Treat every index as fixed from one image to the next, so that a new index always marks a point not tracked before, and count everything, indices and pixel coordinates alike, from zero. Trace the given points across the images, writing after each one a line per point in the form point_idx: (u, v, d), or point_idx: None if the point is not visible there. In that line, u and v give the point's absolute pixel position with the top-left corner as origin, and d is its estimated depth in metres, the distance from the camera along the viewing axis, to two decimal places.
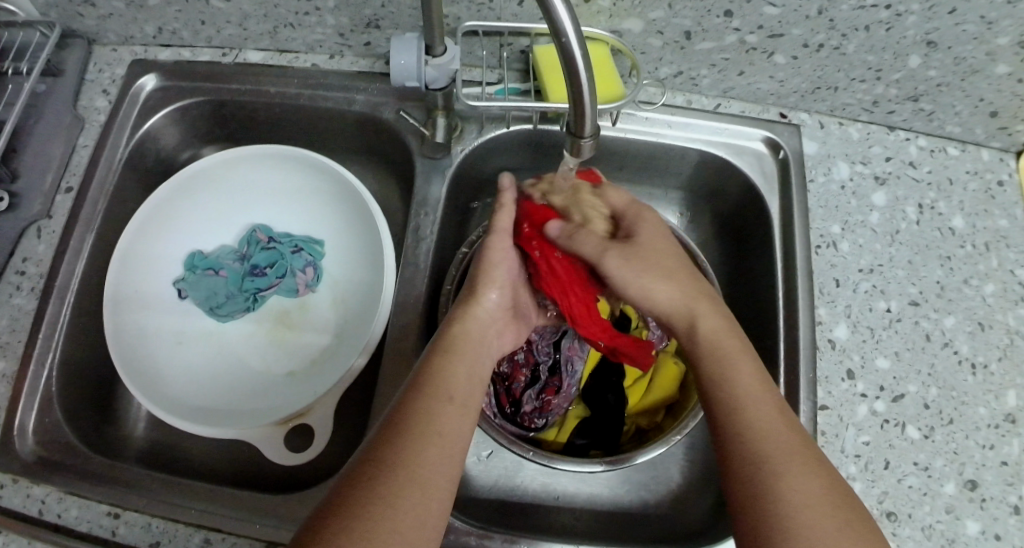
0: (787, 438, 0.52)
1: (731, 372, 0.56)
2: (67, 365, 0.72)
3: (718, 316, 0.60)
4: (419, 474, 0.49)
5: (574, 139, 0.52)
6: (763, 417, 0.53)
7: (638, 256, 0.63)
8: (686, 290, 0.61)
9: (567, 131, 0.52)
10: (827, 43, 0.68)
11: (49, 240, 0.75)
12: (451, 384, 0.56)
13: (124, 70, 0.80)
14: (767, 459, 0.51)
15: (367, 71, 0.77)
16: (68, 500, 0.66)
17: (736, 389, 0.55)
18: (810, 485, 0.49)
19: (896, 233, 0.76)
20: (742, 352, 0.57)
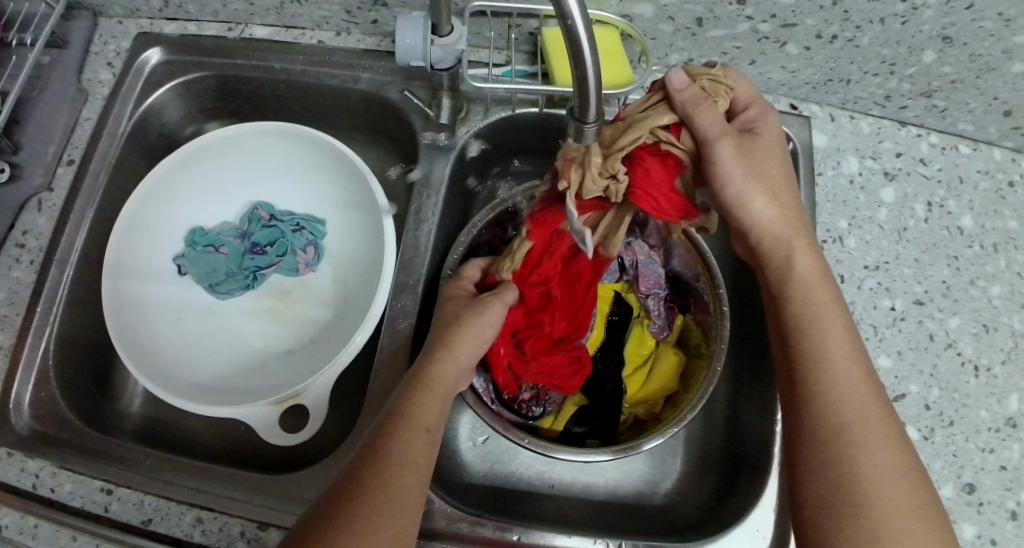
0: (870, 408, 0.53)
1: (822, 330, 0.56)
2: (65, 338, 0.71)
3: (814, 259, 0.59)
4: (377, 513, 0.51)
5: (578, 125, 0.51)
6: (851, 383, 0.54)
7: (752, 161, 0.58)
8: (787, 211, 0.60)
9: (570, 115, 0.51)
10: (841, 35, 0.67)
11: (49, 213, 0.74)
12: (413, 427, 0.56)
13: (129, 42, 0.80)
14: (852, 427, 0.52)
15: (374, 49, 0.76)
16: (62, 475, 0.66)
17: (824, 350, 0.55)
18: (889, 460, 0.51)
19: (904, 230, 0.75)
20: (833, 307, 0.57)
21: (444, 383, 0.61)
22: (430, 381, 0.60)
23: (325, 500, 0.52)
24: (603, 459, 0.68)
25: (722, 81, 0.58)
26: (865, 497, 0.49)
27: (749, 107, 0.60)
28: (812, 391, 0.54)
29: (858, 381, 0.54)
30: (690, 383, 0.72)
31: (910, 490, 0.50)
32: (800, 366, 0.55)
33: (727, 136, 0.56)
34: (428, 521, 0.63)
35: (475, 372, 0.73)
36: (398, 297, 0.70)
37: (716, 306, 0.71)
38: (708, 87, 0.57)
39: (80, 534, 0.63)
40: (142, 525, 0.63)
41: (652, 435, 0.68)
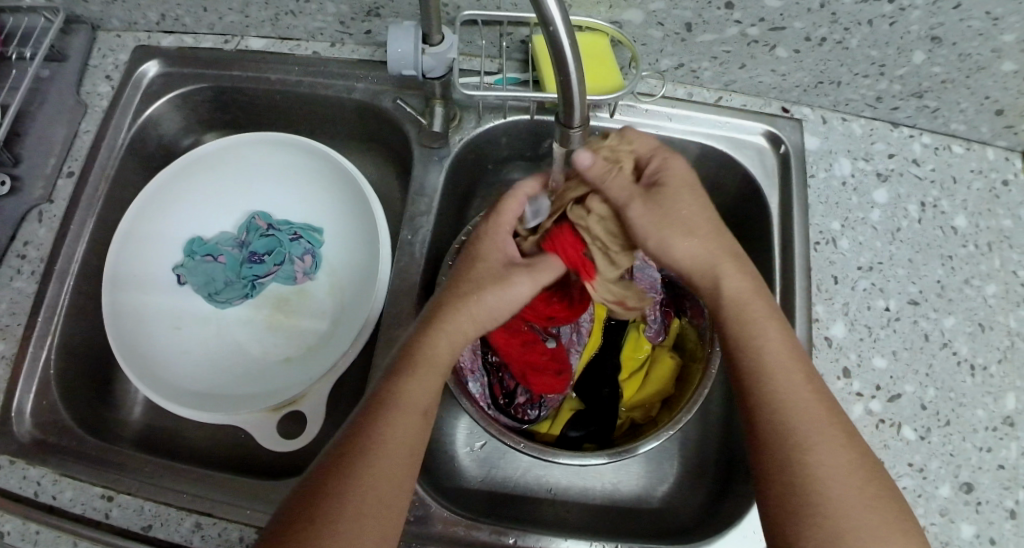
0: (818, 418, 0.53)
1: (764, 345, 0.55)
2: (66, 347, 0.72)
3: (746, 277, 0.57)
4: (359, 513, 0.51)
5: (564, 132, 0.52)
6: (800, 396, 0.53)
7: (661, 212, 0.56)
8: (713, 243, 0.57)
9: (557, 121, 0.52)
10: (830, 37, 0.67)
11: (50, 224, 0.75)
12: (403, 415, 0.55)
13: (127, 56, 0.81)
14: (798, 435, 0.52)
15: (367, 59, 0.77)
16: (62, 481, 0.66)
17: (769, 363, 0.54)
18: (842, 468, 0.51)
19: (897, 231, 0.75)
20: (772, 320, 0.56)
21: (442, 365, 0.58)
22: (431, 370, 0.57)
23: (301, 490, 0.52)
24: (600, 462, 0.68)
25: (620, 145, 0.59)
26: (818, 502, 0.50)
27: (653, 156, 0.59)
28: (760, 406, 0.54)
29: (806, 391, 0.54)
30: (685, 386, 0.73)
31: (867, 497, 0.50)
32: (747, 385, 0.55)
33: (627, 200, 0.57)
34: (424, 525, 0.64)
35: (471, 379, 0.73)
36: (394, 303, 0.70)
37: (710, 309, 0.72)
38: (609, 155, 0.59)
39: (81, 540, 0.64)
40: (142, 531, 0.64)
41: (646, 438, 0.68)
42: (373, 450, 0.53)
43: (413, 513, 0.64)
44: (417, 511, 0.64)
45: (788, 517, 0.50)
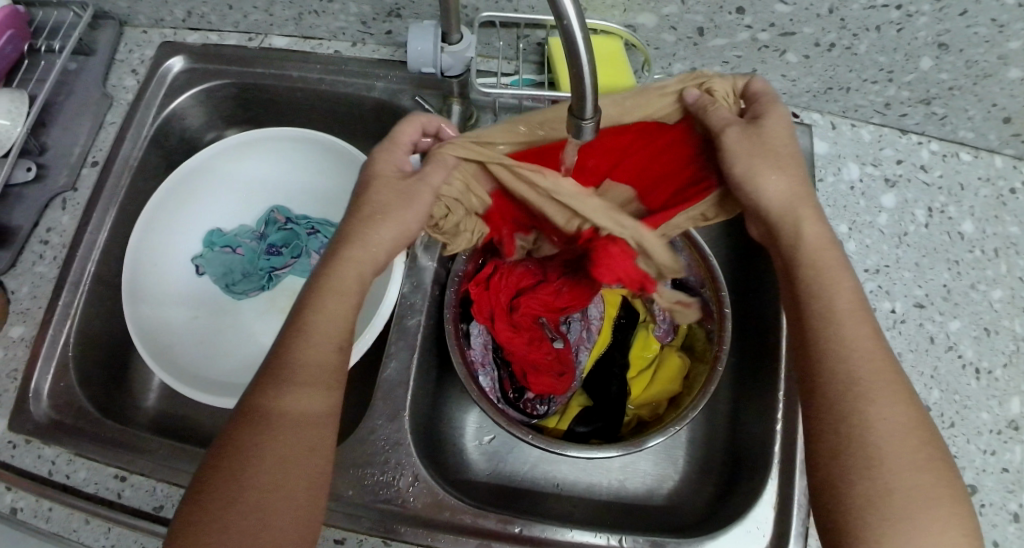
0: (879, 368, 0.53)
1: (827, 294, 0.56)
2: (84, 331, 0.74)
3: (820, 226, 0.58)
4: (250, 515, 0.50)
5: (576, 122, 0.53)
6: (862, 346, 0.54)
7: (756, 148, 0.58)
8: (795, 184, 0.58)
9: (569, 111, 0.53)
10: (839, 43, 0.69)
11: (73, 211, 0.77)
12: (284, 416, 0.53)
13: (152, 51, 0.83)
14: (863, 380, 0.53)
15: (387, 58, 0.79)
16: (77, 461, 0.68)
17: (834, 311, 0.56)
18: (897, 417, 0.52)
19: (904, 235, 0.76)
20: (840, 271, 0.57)
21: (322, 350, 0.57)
22: (311, 356, 0.56)
23: (195, 483, 0.52)
24: (610, 456, 0.68)
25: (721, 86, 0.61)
26: (875, 449, 0.51)
27: (763, 98, 0.60)
28: (824, 351, 0.55)
29: (867, 342, 0.55)
30: (692, 385, 0.73)
31: (919, 446, 0.51)
32: (812, 331, 0.56)
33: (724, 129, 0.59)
34: (432, 512, 0.64)
35: (481, 370, 0.74)
36: (408, 294, 0.72)
37: (718, 310, 0.72)
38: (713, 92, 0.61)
39: (93, 517, 0.65)
40: (154, 510, 0.66)
41: (652, 434, 0.68)
42: (254, 447, 0.52)
43: (420, 499, 0.65)
44: (425, 498, 0.65)
45: (842, 463, 0.51)
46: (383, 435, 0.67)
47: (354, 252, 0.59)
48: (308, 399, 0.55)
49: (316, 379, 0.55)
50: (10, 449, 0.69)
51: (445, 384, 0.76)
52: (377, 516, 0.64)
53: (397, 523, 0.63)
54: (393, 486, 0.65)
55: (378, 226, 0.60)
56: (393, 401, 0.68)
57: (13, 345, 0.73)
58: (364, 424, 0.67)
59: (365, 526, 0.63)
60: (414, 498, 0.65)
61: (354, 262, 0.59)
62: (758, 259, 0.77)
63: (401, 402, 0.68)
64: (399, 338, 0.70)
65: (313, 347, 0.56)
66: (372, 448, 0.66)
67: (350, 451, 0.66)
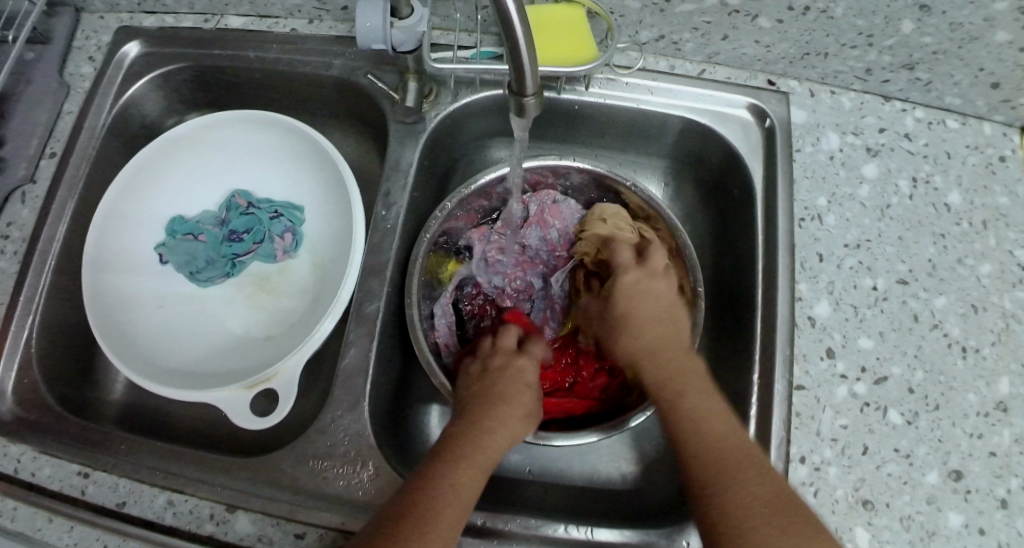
0: (749, 470, 0.57)
1: (687, 407, 0.61)
2: (47, 326, 0.73)
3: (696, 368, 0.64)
4: None
5: (518, 99, 0.50)
6: (717, 447, 0.58)
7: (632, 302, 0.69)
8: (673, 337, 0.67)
9: (510, 91, 0.50)
10: (814, 6, 0.66)
11: (32, 205, 0.75)
12: (449, 497, 0.55)
13: (109, 36, 0.81)
14: (729, 504, 0.55)
15: (346, 35, 0.78)
16: (42, 458, 0.66)
17: (703, 436, 0.59)
18: (759, 506, 0.55)
19: (886, 208, 0.73)
20: (695, 381, 0.63)
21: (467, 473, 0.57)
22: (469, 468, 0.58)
23: None
24: (590, 440, 0.66)
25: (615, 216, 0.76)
26: None
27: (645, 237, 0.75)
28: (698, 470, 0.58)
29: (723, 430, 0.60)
30: None
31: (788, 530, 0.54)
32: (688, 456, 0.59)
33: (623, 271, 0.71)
34: None
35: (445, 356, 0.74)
36: (366, 279, 0.69)
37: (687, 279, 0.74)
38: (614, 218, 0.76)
39: (57, 515, 0.63)
40: (118, 507, 0.64)
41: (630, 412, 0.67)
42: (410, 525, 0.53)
43: (380, 493, 0.62)
44: (385, 492, 0.62)
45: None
46: (343, 426, 0.64)
47: (513, 399, 0.65)
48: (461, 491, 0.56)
49: (468, 477, 0.57)
50: None
51: (412, 372, 0.74)
52: (339, 513, 0.61)
53: (357, 517, 0.61)
54: (352, 479, 0.62)
55: (521, 385, 0.66)
56: (352, 391, 0.65)
57: None
58: (324, 414, 0.64)
59: (324, 519, 0.61)
60: (372, 491, 0.62)
61: (518, 409, 0.64)
62: (737, 237, 0.75)
63: (360, 391, 0.65)
64: (357, 326, 0.67)
65: (473, 444, 0.60)
66: (332, 439, 0.64)
67: (309, 442, 0.64)
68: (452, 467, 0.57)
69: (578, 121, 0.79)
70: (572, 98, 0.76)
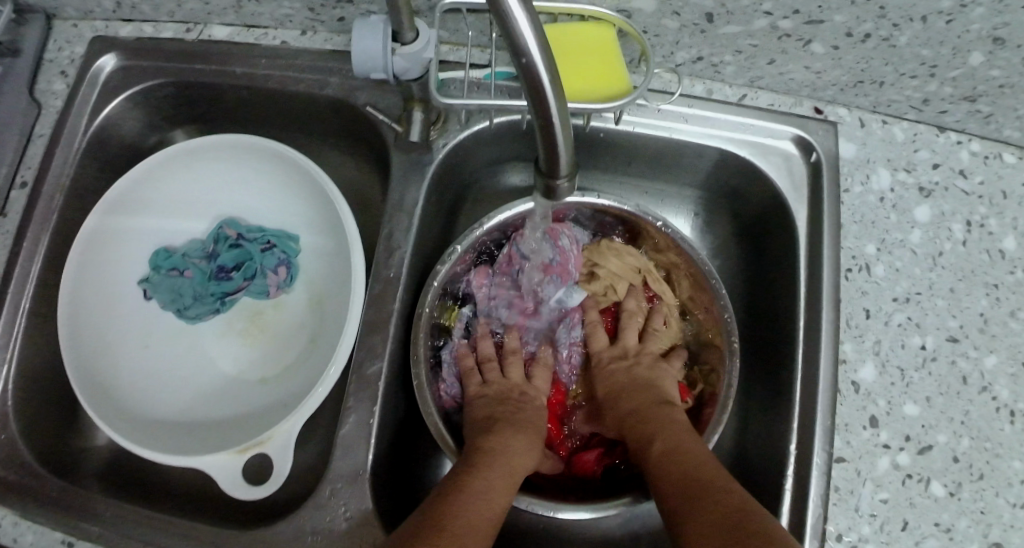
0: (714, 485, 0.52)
1: (659, 443, 0.58)
2: (23, 374, 0.67)
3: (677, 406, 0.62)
4: None
5: (549, 183, 0.42)
6: (682, 468, 0.54)
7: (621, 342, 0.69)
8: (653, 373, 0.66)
9: (538, 172, 0.42)
10: (875, 33, 0.58)
11: (3, 240, 0.69)
12: (475, 510, 0.53)
13: (83, 48, 0.73)
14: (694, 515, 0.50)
15: (343, 49, 0.69)
16: (24, 524, 0.62)
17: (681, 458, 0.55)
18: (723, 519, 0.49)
19: (939, 255, 0.66)
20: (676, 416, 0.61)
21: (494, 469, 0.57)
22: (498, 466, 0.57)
23: None
24: (613, 512, 0.62)
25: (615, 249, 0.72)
26: None
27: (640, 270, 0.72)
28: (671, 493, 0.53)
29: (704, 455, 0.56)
30: None
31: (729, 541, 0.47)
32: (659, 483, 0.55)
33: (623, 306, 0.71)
34: None
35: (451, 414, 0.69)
36: (367, 334, 0.63)
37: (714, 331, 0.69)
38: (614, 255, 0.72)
39: None
40: None
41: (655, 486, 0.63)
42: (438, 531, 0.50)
43: None
44: None
45: None
46: (343, 499, 0.59)
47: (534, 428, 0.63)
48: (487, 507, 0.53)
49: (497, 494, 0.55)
50: None
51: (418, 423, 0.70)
52: None
53: None
54: None
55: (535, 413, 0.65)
56: (353, 461, 0.60)
57: None
58: (322, 486, 0.59)
59: None
60: None
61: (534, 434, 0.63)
62: (772, 282, 0.69)
63: (361, 461, 0.60)
64: (356, 389, 0.61)
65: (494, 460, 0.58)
66: (329, 513, 0.59)
67: (306, 516, 0.59)
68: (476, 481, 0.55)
69: (599, 148, 0.72)
70: (602, 127, 0.68)
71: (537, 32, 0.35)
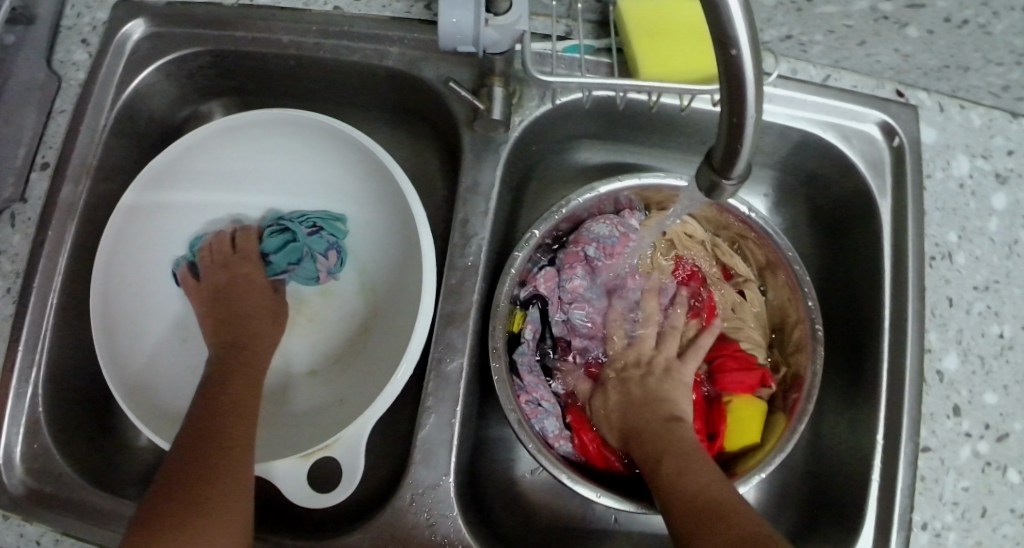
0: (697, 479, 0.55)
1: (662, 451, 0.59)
2: (54, 378, 0.61)
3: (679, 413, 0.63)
4: (214, 486, 0.50)
5: (715, 179, 0.39)
6: (674, 466, 0.57)
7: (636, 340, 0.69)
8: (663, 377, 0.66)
9: (706, 164, 0.39)
10: (974, 20, 0.56)
11: (24, 229, 0.62)
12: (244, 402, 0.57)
13: (104, 13, 0.66)
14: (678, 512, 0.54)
15: (402, 16, 0.64)
16: (66, 541, 0.57)
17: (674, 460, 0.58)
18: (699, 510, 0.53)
19: (1016, 244, 0.66)
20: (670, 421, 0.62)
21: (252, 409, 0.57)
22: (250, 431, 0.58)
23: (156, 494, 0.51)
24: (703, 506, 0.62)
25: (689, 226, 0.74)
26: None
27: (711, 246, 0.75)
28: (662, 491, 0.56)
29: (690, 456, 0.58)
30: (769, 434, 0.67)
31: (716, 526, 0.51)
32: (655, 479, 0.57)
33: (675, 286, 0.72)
34: None
35: (535, 418, 0.67)
36: (448, 330, 0.61)
37: (797, 313, 0.69)
38: (687, 233, 0.74)
39: None
40: None
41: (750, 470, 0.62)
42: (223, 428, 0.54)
43: None
44: None
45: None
46: (426, 505, 0.56)
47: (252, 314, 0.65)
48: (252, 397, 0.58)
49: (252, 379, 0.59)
50: None
51: (490, 412, 0.69)
52: None
53: None
54: None
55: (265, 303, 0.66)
56: (435, 466, 0.57)
57: None
58: (404, 492, 0.56)
59: None
60: None
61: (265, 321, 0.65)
62: (852, 265, 0.70)
63: (445, 466, 0.57)
64: (439, 387, 0.59)
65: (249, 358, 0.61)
66: (412, 521, 0.56)
67: (390, 524, 0.56)
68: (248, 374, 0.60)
69: (678, 129, 0.69)
70: (702, 110, 0.65)
71: (748, 22, 0.32)
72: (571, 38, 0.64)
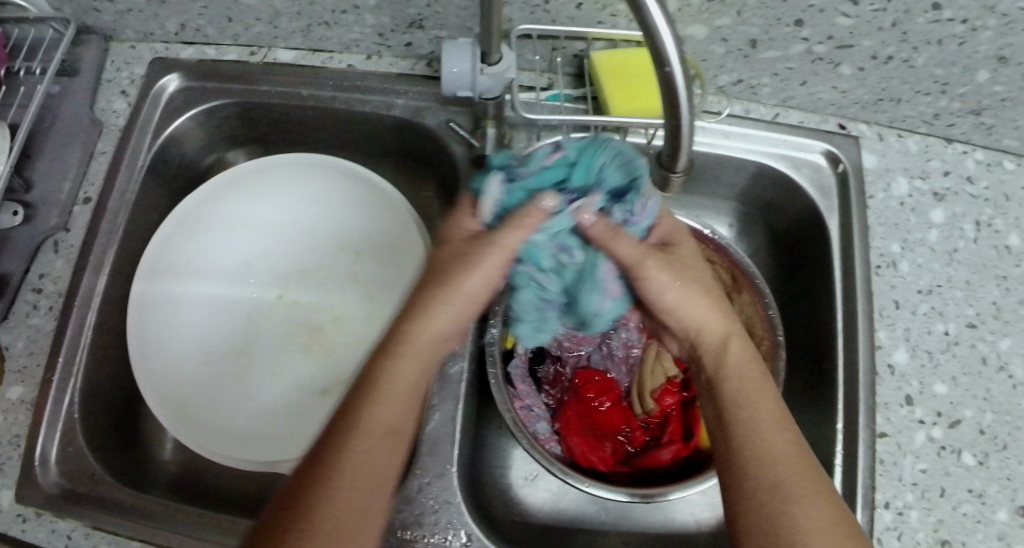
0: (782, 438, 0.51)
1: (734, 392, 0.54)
2: (88, 388, 0.67)
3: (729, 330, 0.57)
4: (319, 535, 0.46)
5: (664, 172, 0.49)
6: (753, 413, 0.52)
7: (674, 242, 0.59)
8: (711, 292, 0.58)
9: (660, 163, 0.49)
10: (897, 56, 0.66)
11: (67, 254, 0.70)
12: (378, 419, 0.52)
13: (142, 68, 0.76)
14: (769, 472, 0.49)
15: (407, 72, 0.74)
16: (95, 535, 0.61)
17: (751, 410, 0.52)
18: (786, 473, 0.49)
19: (954, 252, 0.74)
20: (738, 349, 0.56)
21: (401, 411, 0.53)
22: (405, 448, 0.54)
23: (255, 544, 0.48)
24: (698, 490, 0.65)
25: None
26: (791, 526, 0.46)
27: None
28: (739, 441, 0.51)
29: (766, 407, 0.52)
30: None
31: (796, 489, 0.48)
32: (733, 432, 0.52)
33: None
34: None
35: (529, 421, 0.73)
36: None
37: (763, 328, 0.75)
38: None
39: None
40: None
41: None
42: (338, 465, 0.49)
43: None
44: None
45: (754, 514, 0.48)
46: (431, 494, 0.62)
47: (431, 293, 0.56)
48: (388, 411, 0.52)
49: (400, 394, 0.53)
50: (20, 523, 0.61)
51: (486, 419, 0.75)
52: None
53: None
54: None
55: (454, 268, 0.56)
56: (439, 457, 0.63)
57: (12, 409, 0.65)
58: (410, 481, 0.62)
59: None
60: None
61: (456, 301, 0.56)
62: (807, 278, 0.78)
63: (447, 458, 0.63)
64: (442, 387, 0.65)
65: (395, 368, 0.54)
66: (420, 507, 0.61)
67: (395, 512, 0.61)
68: (386, 388, 0.53)
69: None
70: None
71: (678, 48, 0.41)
72: (552, 88, 0.74)
